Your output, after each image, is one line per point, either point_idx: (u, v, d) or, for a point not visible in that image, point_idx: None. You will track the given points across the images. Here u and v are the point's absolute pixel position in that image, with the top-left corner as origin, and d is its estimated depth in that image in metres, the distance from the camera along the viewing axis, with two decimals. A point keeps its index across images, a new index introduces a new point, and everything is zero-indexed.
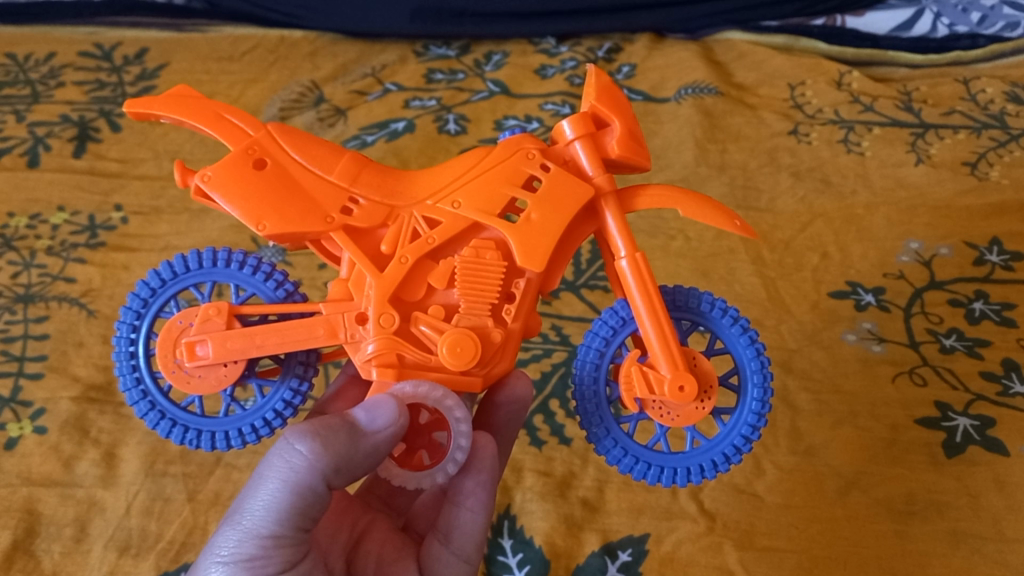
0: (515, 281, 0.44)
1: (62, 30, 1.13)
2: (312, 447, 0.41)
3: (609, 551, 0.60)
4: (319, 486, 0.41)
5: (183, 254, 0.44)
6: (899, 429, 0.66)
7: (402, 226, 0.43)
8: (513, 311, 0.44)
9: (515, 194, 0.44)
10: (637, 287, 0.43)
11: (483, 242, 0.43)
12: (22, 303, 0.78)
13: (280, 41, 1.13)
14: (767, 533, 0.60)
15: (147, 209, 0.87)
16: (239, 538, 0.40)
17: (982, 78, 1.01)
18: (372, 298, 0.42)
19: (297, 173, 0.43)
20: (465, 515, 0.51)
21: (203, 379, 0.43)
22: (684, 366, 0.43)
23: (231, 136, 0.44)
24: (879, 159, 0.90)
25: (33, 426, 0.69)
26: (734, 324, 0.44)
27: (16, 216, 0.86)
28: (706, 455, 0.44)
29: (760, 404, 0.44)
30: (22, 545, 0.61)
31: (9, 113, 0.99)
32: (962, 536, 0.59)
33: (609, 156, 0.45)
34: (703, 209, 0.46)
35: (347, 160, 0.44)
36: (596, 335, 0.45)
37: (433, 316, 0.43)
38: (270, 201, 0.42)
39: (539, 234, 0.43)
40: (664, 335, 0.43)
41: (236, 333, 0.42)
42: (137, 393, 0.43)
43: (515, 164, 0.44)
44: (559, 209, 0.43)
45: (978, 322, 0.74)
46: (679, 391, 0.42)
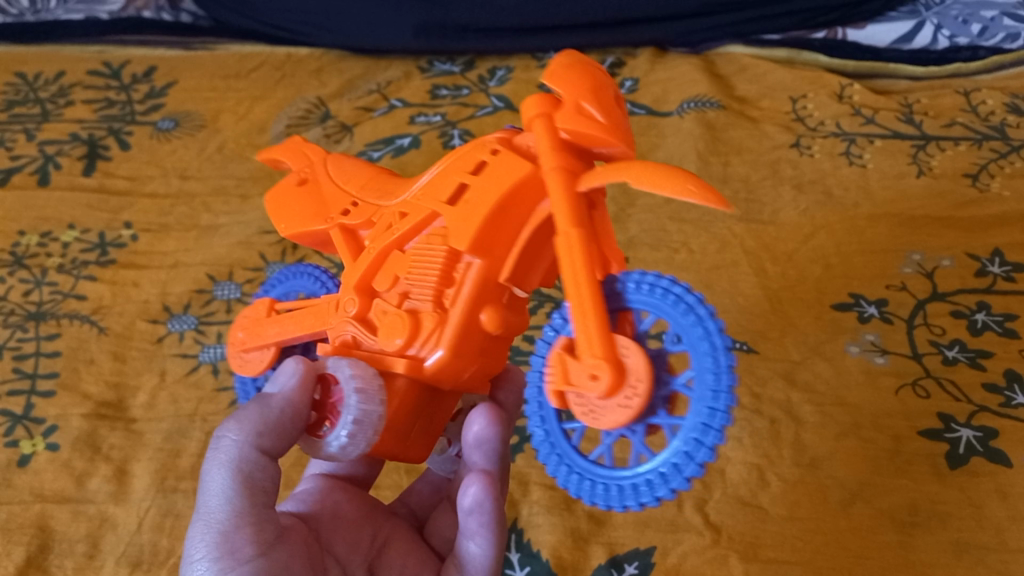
0: (459, 265, 0.43)
1: (71, 49, 1.15)
2: (234, 426, 0.45)
3: (615, 564, 0.60)
4: (257, 461, 0.44)
5: (284, 269, 0.61)
6: (902, 441, 0.67)
7: (382, 221, 0.48)
8: (452, 296, 0.43)
9: (462, 179, 0.44)
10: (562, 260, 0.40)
11: (435, 229, 0.45)
12: (33, 320, 0.79)
13: (286, 58, 1.14)
14: (772, 545, 0.61)
15: (156, 227, 0.88)
16: (205, 528, 0.42)
17: (982, 89, 1.01)
18: (347, 287, 0.47)
19: (325, 186, 0.54)
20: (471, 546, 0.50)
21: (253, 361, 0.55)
22: (604, 357, 0.39)
23: (298, 164, 0.57)
24: (881, 171, 0.91)
25: (45, 443, 0.69)
26: (690, 311, 0.40)
27: (26, 234, 0.87)
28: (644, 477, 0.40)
29: (710, 416, 0.38)
30: (35, 561, 0.62)
31: (19, 132, 1.00)
32: (965, 546, 0.60)
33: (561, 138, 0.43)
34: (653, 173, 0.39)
35: (365, 173, 0.52)
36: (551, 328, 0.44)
37: (388, 305, 0.45)
38: (299, 213, 0.53)
39: (471, 211, 0.42)
40: (586, 328, 0.40)
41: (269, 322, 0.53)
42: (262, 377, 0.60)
43: (471, 153, 0.45)
44: (493, 185, 0.43)
45: (980, 333, 0.74)
46: (591, 379, 0.40)
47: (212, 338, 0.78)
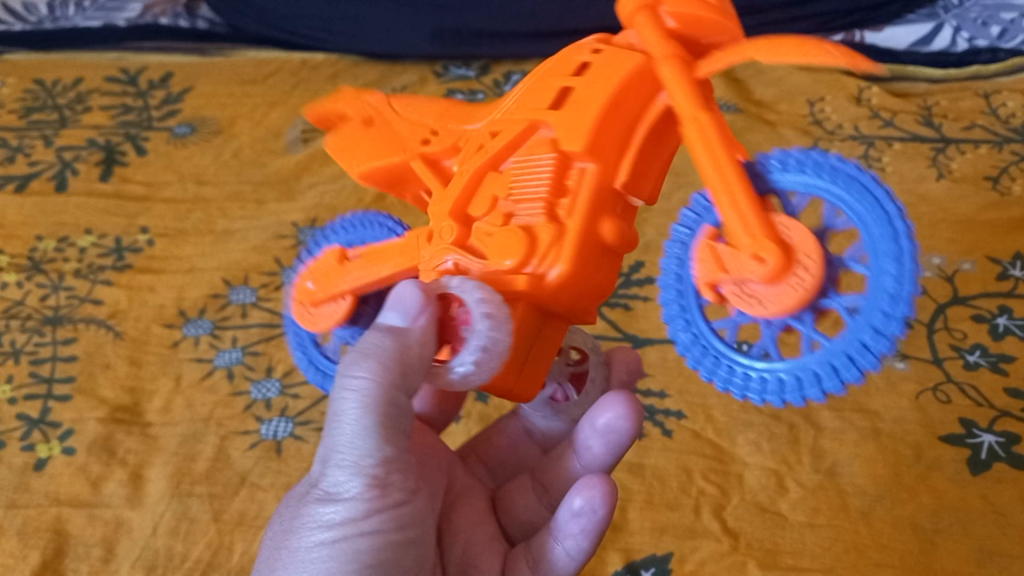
0: (568, 172, 0.40)
1: (89, 55, 1.15)
2: (372, 370, 0.38)
3: (632, 569, 0.60)
4: (397, 398, 0.39)
5: (332, 223, 0.56)
6: (923, 447, 0.66)
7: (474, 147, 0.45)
8: (565, 207, 0.40)
9: (564, 85, 0.43)
10: (705, 155, 0.39)
11: (539, 141, 0.42)
12: (50, 325, 0.80)
13: (302, 64, 1.14)
14: (791, 552, 0.60)
15: (173, 232, 0.88)
16: (355, 475, 0.38)
17: (1003, 92, 1.00)
18: (439, 217, 0.43)
19: (398, 124, 0.53)
20: (560, 549, 0.47)
21: (324, 314, 0.52)
22: (763, 231, 0.38)
23: (352, 107, 0.56)
24: (901, 175, 0.90)
25: (62, 446, 0.70)
26: (854, 185, 0.39)
27: (44, 239, 0.88)
28: (850, 342, 0.38)
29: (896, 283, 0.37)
30: (52, 565, 0.63)
31: (37, 139, 1.01)
32: (990, 554, 0.59)
33: (673, 29, 0.43)
34: (779, 46, 0.39)
35: (439, 106, 0.52)
36: (677, 239, 0.44)
37: (490, 225, 0.41)
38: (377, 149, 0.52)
39: (595, 115, 0.40)
40: (733, 206, 0.39)
41: (342, 272, 0.50)
42: (298, 341, 0.57)
43: (591, 64, 0.43)
44: (603, 80, 0.41)
45: (1002, 338, 0.74)
46: (756, 259, 0.38)
47: (227, 343, 0.78)
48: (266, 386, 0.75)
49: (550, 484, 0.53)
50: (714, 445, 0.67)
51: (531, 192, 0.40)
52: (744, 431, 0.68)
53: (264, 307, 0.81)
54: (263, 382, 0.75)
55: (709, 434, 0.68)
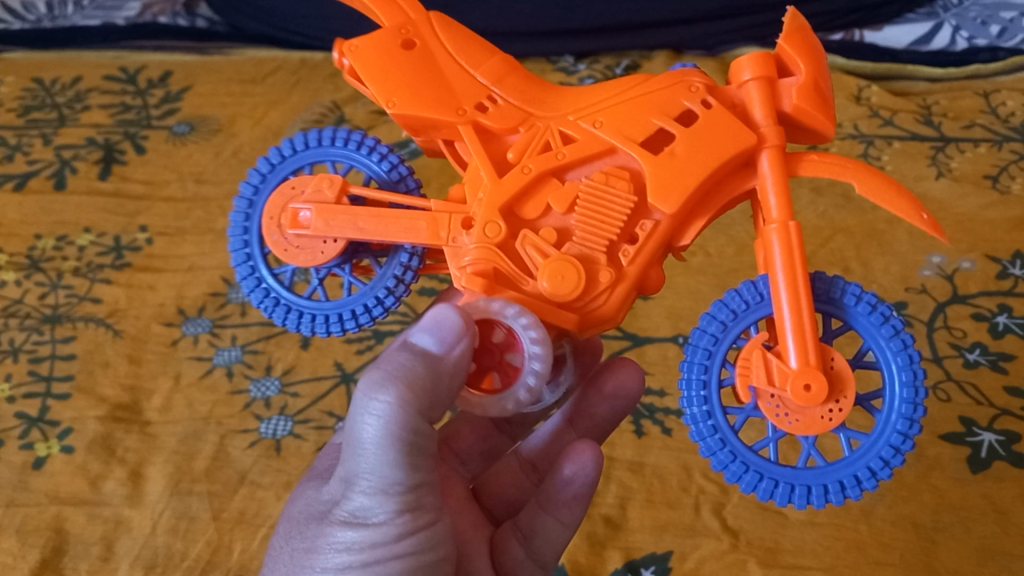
0: (640, 220, 0.39)
1: (88, 54, 1.15)
2: (395, 397, 0.36)
3: (632, 568, 0.60)
4: (419, 423, 0.37)
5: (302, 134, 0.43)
6: (924, 446, 0.66)
7: (535, 136, 0.40)
8: (631, 252, 0.38)
9: (662, 124, 0.39)
10: (783, 266, 0.36)
11: (615, 171, 0.39)
12: (50, 323, 0.80)
13: (301, 63, 1.14)
14: (792, 551, 0.60)
15: (172, 231, 0.88)
16: (382, 501, 0.38)
17: (1002, 91, 1.01)
18: (483, 203, 0.39)
19: (444, 62, 0.41)
20: (569, 470, 0.49)
21: (302, 252, 0.40)
22: (816, 362, 0.36)
23: (386, 11, 0.42)
24: (900, 173, 0.90)
25: (61, 445, 0.70)
26: (895, 336, 0.37)
27: (43, 238, 0.88)
28: (844, 472, 0.37)
29: (907, 423, 0.36)
30: (51, 564, 0.63)
31: (36, 137, 1.01)
32: (990, 553, 0.59)
33: (781, 111, 0.39)
34: (881, 190, 0.39)
35: (499, 62, 0.42)
36: (712, 320, 0.38)
37: (542, 239, 0.39)
38: (402, 85, 0.41)
39: (679, 171, 0.38)
40: (800, 322, 0.36)
41: (340, 209, 0.40)
42: (240, 255, 0.42)
43: (674, 94, 0.40)
44: (707, 145, 0.38)
45: (1002, 337, 0.74)
46: (805, 390, 0.36)
47: (226, 342, 0.78)
48: (266, 385, 0.75)
49: (539, 462, 0.56)
50: None
51: (597, 231, 0.38)
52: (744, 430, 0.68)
53: None
54: (263, 381, 0.75)
55: None
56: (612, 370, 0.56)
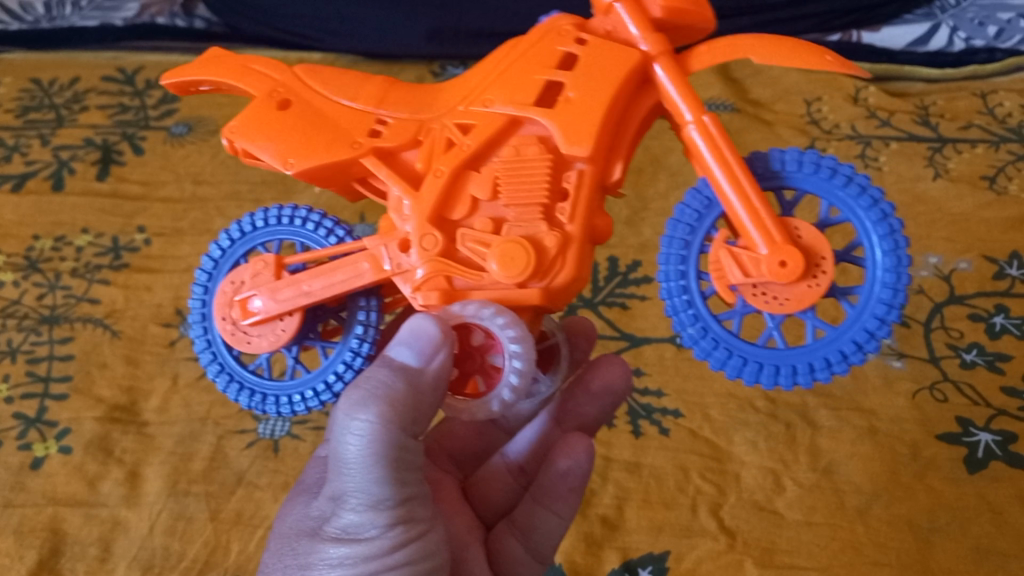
0: (566, 175, 0.39)
1: (86, 55, 1.15)
2: (378, 414, 0.37)
3: (629, 569, 0.60)
4: (402, 438, 0.38)
5: (250, 215, 0.45)
6: (920, 446, 0.66)
7: (435, 137, 0.41)
8: (568, 210, 0.39)
9: (548, 77, 0.40)
10: (713, 155, 0.39)
11: (524, 139, 0.40)
12: (47, 324, 0.80)
13: (299, 64, 1.14)
14: (788, 551, 0.60)
15: (169, 231, 0.88)
16: (372, 515, 0.38)
17: (999, 92, 1.01)
18: (412, 220, 0.40)
19: (318, 100, 0.43)
20: (565, 463, 0.50)
21: (263, 337, 0.43)
22: (782, 238, 0.38)
23: (256, 83, 0.44)
24: (897, 174, 0.90)
25: (58, 446, 0.70)
26: (874, 207, 0.38)
27: (41, 238, 0.88)
28: (834, 346, 0.38)
29: (894, 276, 0.38)
30: (48, 564, 0.63)
31: (34, 138, 1.00)
32: (985, 553, 0.59)
33: (654, 19, 0.41)
34: (778, 52, 0.41)
35: (374, 84, 0.44)
36: (679, 224, 0.40)
37: (480, 232, 0.39)
38: (298, 135, 0.42)
39: (583, 111, 0.39)
40: (753, 209, 0.38)
41: (284, 283, 0.42)
42: (202, 342, 0.45)
43: (548, 45, 0.41)
44: (600, 86, 0.39)
45: (999, 337, 0.74)
46: (781, 267, 0.38)
47: None
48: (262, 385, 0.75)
49: (528, 465, 0.55)
50: (712, 444, 0.67)
51: (528, 198, 0.39)
52: (741, 431, 0.68)
53: None
54: None
55: (706, 433, 0.68)
56: (597, 367, 0.57)
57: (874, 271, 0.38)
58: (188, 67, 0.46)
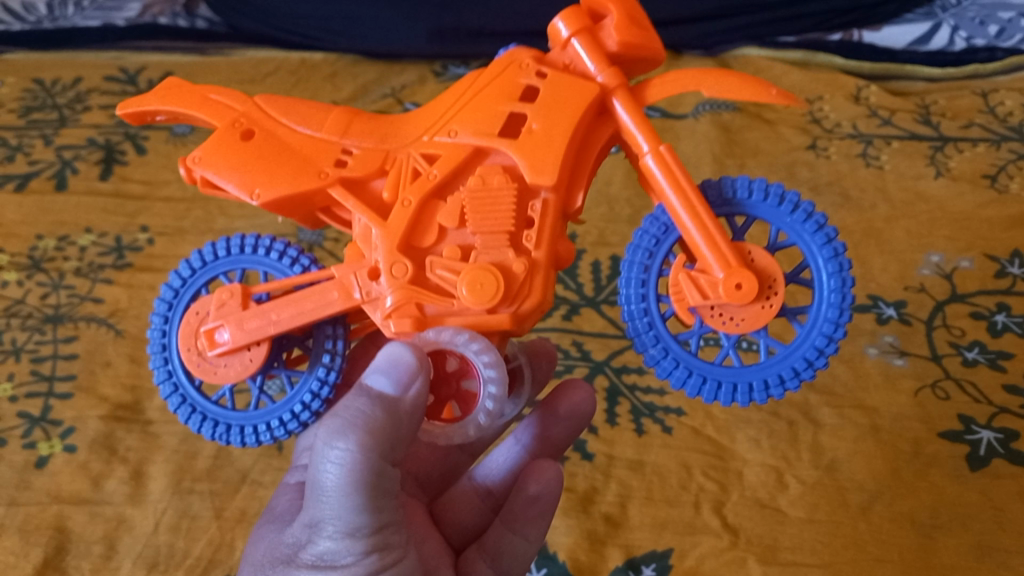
0: (530, 204, 0.40)
1: (88, 55, 1.15)
2: (358, 443, 0.37)
3: (633, 566, 0.60)
4: (382, 467, 0.38)
5: (212, 243, 0.44)
6: (922, 443, 0.66)
7: (401, 167, 0.41)
8: (534, 237, 0.40)
9: (513, 108, 0.41)
10: (669, 183, 0.39)
11: (489, 169, 0.40)
12: (51, 323, 0.80)
13: (300, 64, 1.14)
14: (791, 548, 0.60)
15: (172, 231, 0.89)
16: (349, 542, 0.38)
17: (1000, 90, 1.01)
18: (382, 248, 0.40)
19: (281, 131, 0.42)
20: (534, 488, 0.51)
21: (229, 368, 0.42)
22: (737, 262, 0.38)
23: (214, 113, 0.43)
24: (899, 173, 0.91)
25: (63, 444, 0.70)
26: (818, 231, 0.39)
27: (44, 238, 0.88)
28: (785, 365, 0.39)
29: (840, 297, 0.38)
30: (52, 562, 0.63)
31: (36, 138, 1.01)
32: (987, 549, 0.60)
33: (611, 52, 0.42)
34: (725, 82, 0.42)
35: (336, 113, 0.43)
36: (638, 248, 0.40)
37: (449, 258, 0.40)
38: (262, 167, 0.41)
39: (546, 144, 0.39)
40: (710, 235, 0.39)
41: (252, 312, 0.41)
42: (162, 373, 0.43)
43: (509, 78, 0.41)
44: (560, 117, 0.40)
45: (1000, 335, 0.74)
46: (737, 290, 0.38)
47: None
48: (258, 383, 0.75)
49: (495, 488, 0.57)
50: (714, 442, 0.67)
51: (494, 226, 0.39)
52: (744, 429, 0.68)
53: None
54: None
55: (708, 431, 0.68)
56: (563, 392, 0.56)
57: (821, 294, 0.39)
58: (145, 96, 0.44)
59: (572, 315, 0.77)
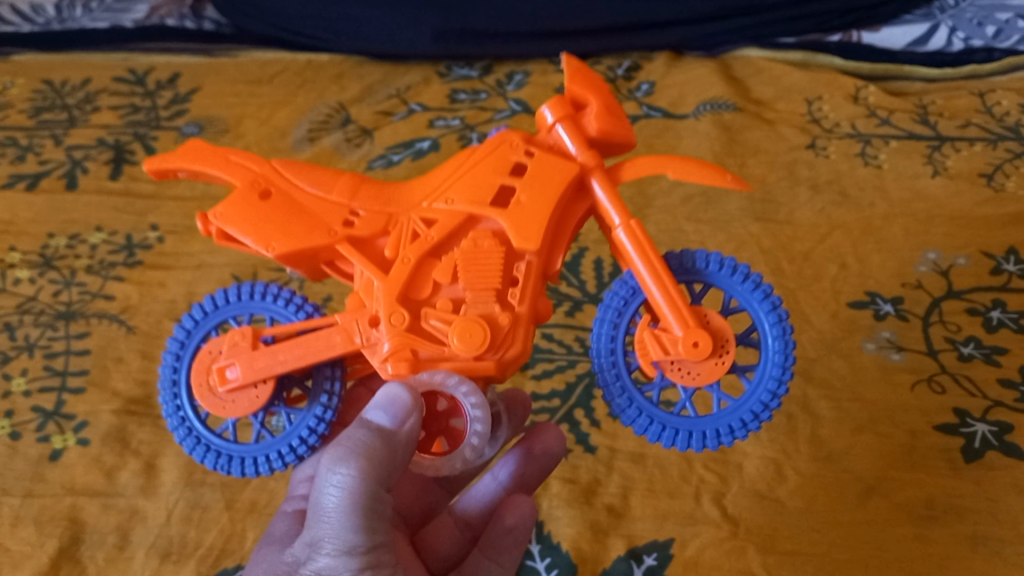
0: (516, 264, 0.42)
1: (96, 56, 1.17)
2: (357, 469, 0.40)
3: (634, 555, 0.62)
4: (379, 493, 0.41)
5: (225, 287, 0.46)
6: (918, 435, 0.67)
7: (401, 229, 0.43)
8: (518, 293, 0.42)
9: (504, 181, 0.43)
10: (635, 250, 0.42)
11: (480, 233, 0.42)
12: (63, 319, 0.82)
13: (307, 65, 1.16)
14: (789, 537, 0.62)
15: (182, 229, 0.90)
16: (347, 560, 0.41)
17: (997, 91, 1.02)
18: (381, 299, 0.42)
19: (297, 194, 0.44)
20: (511, 519, 0.53)
21: (237, 403, 0.43)
22: (694, 323, 0.41)
23: (233, 172, 0.44)
24: (897, 172, 0.92)
25: (76, 438, 0.72)
26: (766, 299, 0.43)
27: (56, 236, 0.90)
28: (734, 416, 0.42)
29: (783, 357, 0.42)
30: (67, 552, 0.64)
31: (47, 138, 1.02)
32: (981, 539, 0.61)
33: (591, 135, 0.45)
34: (692, 167, 0.45)
35: (346, 179, 0.45)
36: (608, 308, 0.44)
37: (442, 310, 0.42)
38: (277, 224, 0.43)
39: (531, 213, 0.42)
40: (670, 296, 0.42)
41: (262, 352, 0.42)
42: (171, 407, 0.45)
43: (501, 154, 0.44)
44: (545, 189, 0.42)
45: (995, 331, 0.75)
46: (694, 347, 0.41)
47: None
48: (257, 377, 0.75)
49: (473, 521, 0.59)
50: None
51: (483, 284, 0.41)
52: None
53: None
54: None
55: None
56: (536, 434, 0.59)
57: (767, 356, 0.42)
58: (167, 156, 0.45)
59: (575, 312, 0.78)
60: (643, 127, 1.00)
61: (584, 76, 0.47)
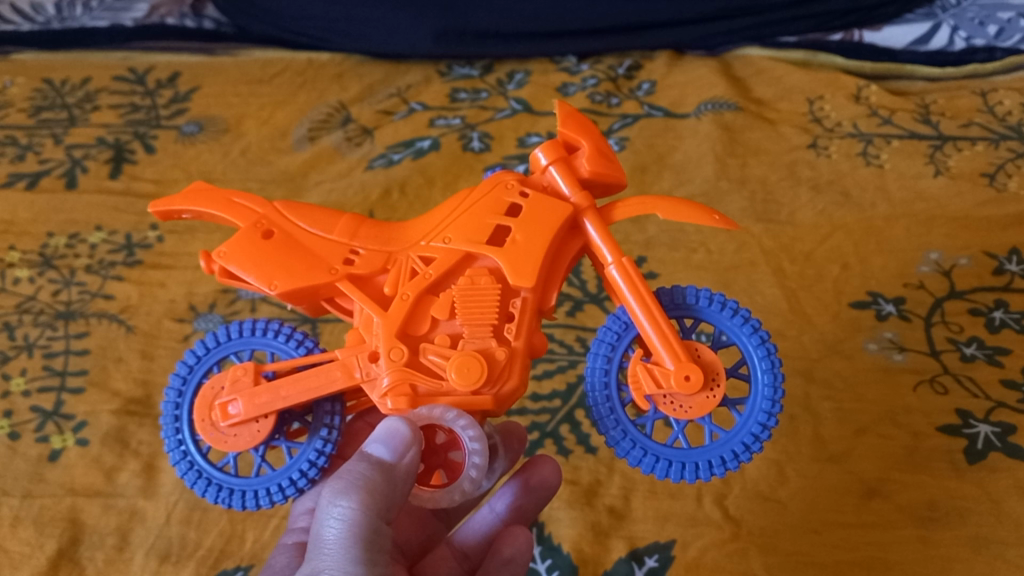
0: (512, 301, 0.43)
1: (96, 55, 1.16)
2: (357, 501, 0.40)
3: (635, 557, 0.61)
4: (378, 526, 0.41)
5: (227, 324, 0.46)
6: (921, 437, 0.67)
7: (400, 268, 0.44)
8: (514, 329, 0.43)
9: (499, 221, 0.44)
10: (629, 289, 0.43)
11: (477, 271, 0.43)
12: (63, 319, 0.82)
13: (308, 64, 1.15)
14: (790, 539, 0.62)
15: (182, 228, 0.90)
16: None
17: (999, 90, 1.02)
18: (380, 334, 0.42)
19: (298, 234, 0.45)
20: (510, 550, 0.56)
21: (239, 437, 0.43)
22: (687, 357, 0.42)
23: (237, 215, 0.46)
24: (898, 172, 0.92)
25: (75, 438, 0.71)
26: (754, 333, 0.43)
27: (55, 236, 0.89)
28: (726, 447, 0.42)
29: (772, 390, 0.42)
30: (67, 553, 0.64)
31: (47, 137, 1.02)
32: (983, 542, 0.60)
33: (584, 176, 0.46)
34: (680, 208, 0.46)
35: (346, 220, 0.46)
36: (602, 343, 0.44)
37: (440, 345, 0.42)
38: (280, 263, 0.44)
39: (526, 252, 0.43)
40: (662, 331, 0.42)
41: (263, 388, 0.43)
42: (173, 441, 0.45)
43: (496, 196, 0.45)
44: (538, 228, 0.43)
45: (998, 331, 0.75)
46: (685, 380, 0.42)
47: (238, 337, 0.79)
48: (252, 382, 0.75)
49: (471, 552, 0.60)
50: None
51: (480, 319, 0.42)
52: None
53: (274, 301, 0.83)
54: None
55: None
56: (533, 465, 0.60)
57: (757, 388, 0.43)
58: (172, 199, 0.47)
59: (576, 312, 0.78)
60: (643, 127, 1.00)
61: (575, 120, 0.48)
